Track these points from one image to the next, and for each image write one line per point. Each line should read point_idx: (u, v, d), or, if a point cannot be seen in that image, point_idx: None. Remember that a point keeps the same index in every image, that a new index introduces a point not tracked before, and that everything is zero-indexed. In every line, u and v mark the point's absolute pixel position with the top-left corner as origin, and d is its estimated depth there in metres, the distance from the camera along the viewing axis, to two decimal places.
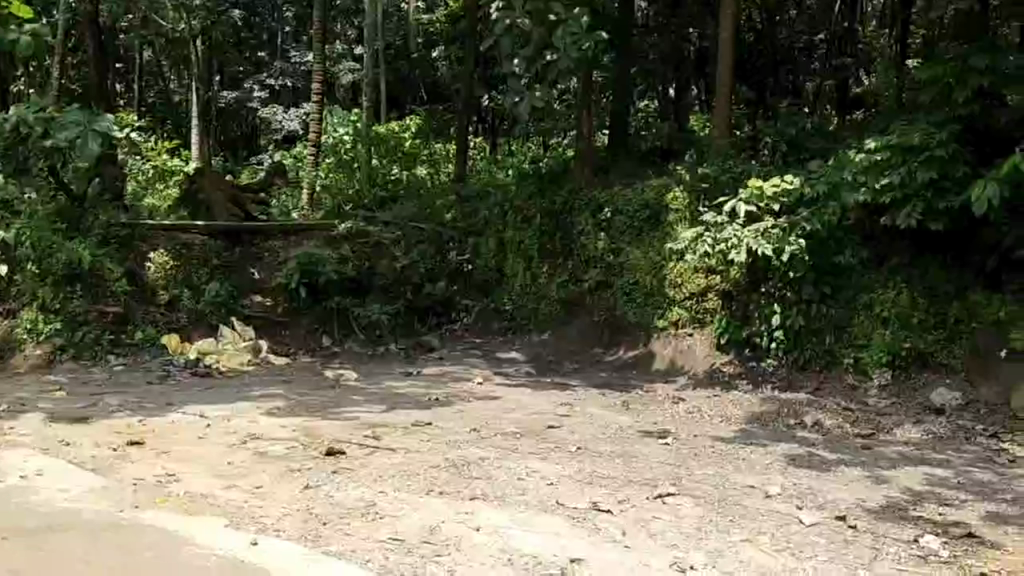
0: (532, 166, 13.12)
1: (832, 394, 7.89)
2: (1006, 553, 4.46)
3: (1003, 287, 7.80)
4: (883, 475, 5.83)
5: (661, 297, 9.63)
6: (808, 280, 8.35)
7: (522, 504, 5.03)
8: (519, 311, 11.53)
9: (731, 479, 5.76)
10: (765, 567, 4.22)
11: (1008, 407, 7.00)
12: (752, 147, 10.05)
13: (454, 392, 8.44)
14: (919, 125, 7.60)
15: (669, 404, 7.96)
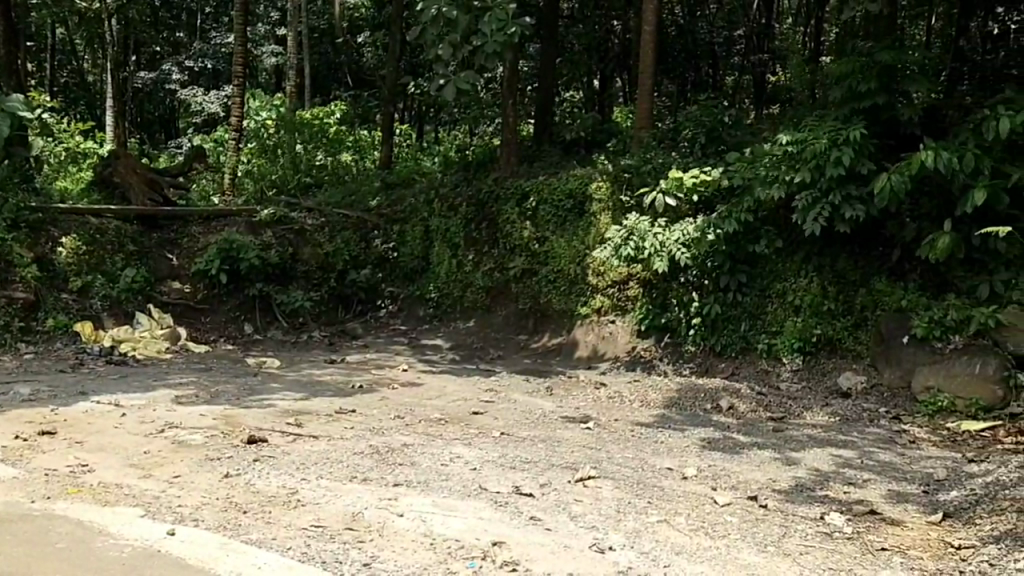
0: (459, 156, 13.10)
1: (746, 378, 8.20)
2: (905, 529, 4.71)
3: (906, 276, 8.02)
4: (792, 457, 6.07)
5: (584, 285, 9.86)
6: (724, 271, 8.66)
7: (446, 489, 5.08)
8: (444, 299, 11.52)
9: (648, 461, 5.94)
10: (679, 545, 4.38)
11: (909, 389, 7.26)
12: (673, 138, 10.26)
13: (378, 379, 8.45)
14: (830, 121, 7.88)
15: (590, 389, 8.12)
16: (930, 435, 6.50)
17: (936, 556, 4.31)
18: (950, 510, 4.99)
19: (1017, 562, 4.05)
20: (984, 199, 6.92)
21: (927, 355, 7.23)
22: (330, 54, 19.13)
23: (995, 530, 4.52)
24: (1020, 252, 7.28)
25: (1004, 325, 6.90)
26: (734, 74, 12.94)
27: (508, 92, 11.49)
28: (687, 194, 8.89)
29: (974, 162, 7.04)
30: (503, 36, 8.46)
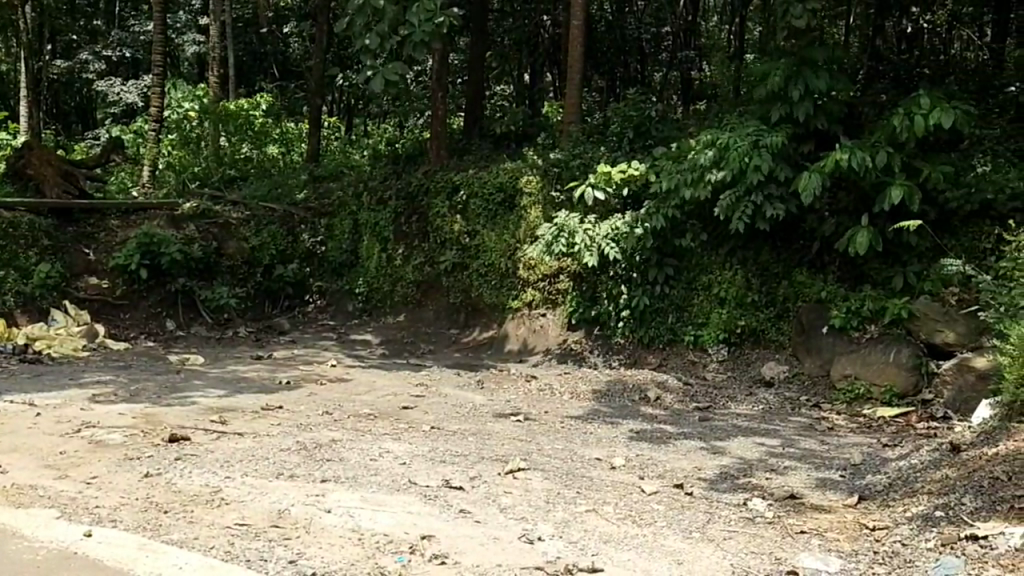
0: (388, 149, 13.01)
1: (673, 369, 8.36)
2: (824, 512, 4.87)
3: (825, 268, 8.22)
4: (718, 445, 6.21)
5: (515, 278, 9.92)
6: (652, 264, 8.80)
7: (375, 484, 5.04)
8: (373, 294, 11.41)
9: (577, 453, 5.99)
10: (608, 534, 4.44)
11: (828, 377, 7.49)
12: (602, 133, 10.35)
13: (305, 375, 8.33)
14: (752, 120, 8.07)
15: (521, 382, 8.17)
16: (847, 422, 6.72)
17: (851, 538, 4.45)
18: (866, 494, 5.16)
19: (927, 541, 4.21)
20: (899, 195, 7.16)
21: (845, 345, 7.47)
22: (256, 43, 18.50)
23: (907, 512, 4.69)
24: (931, 245, 7.56)
25: (915, 316, 7.10)
26: (662, 71, 13.12)
27: (437, 84, 11.39)
28: (615, 188, 9.01)
29: (888, 160, 7.29)
30: (432, 27, 8.46)
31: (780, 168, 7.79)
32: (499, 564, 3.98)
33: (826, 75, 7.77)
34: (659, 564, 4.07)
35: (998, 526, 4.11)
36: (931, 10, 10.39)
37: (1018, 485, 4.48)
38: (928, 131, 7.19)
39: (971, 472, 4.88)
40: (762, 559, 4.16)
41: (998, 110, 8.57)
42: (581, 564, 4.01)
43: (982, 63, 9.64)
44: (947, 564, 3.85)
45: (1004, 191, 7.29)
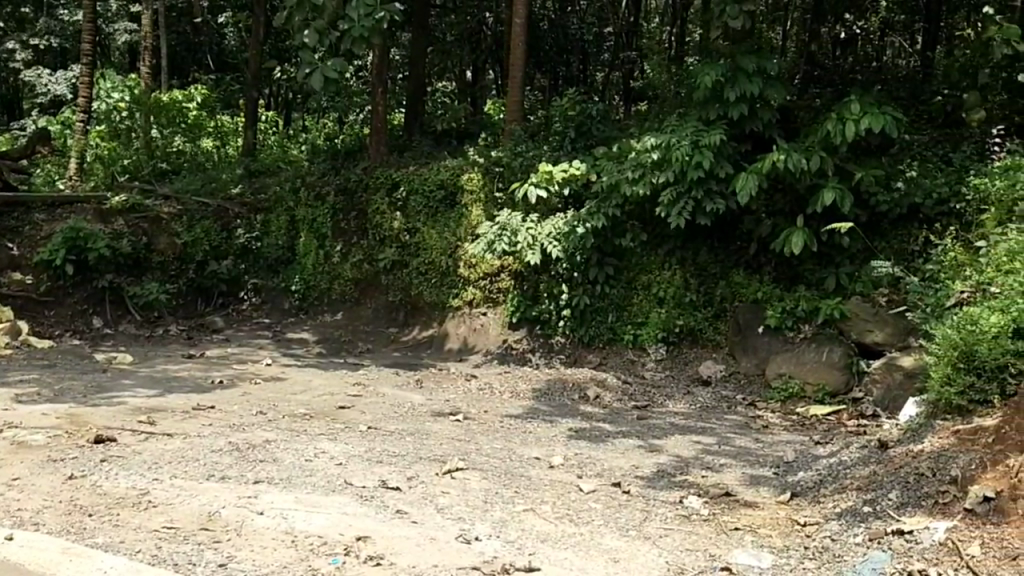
0: (327, 144, 12.85)
1: (613, 367, 8.41)
2: (757, 509, 4.93)
3: (760, 269, 8.33)
4: (655, 444, 6.25)
5: (455, 277, 9.88)
6: (592, 263, 8.87)
7: (309, 485, 4.95)
8: (311, 291, 11.22)
9: (516, 451, 5.98)
10: (545, 533, 4.43)
11: (762, 376, 7.62)
12: (544, 132, 10.37)
13: (239, 374, 8.15)
14: (691, 121, 8.14)
15: (461, 381, 8.12)
16: (781, 420, 6.83)
17: (783, 533, 4.52)
18: (798, 490, 5.25)
19: (855, 535, 4.30)
20: (832, 199, 7.31)
21: (779, 344, 7.61)
22: (190, 33, 18.02)
23: (838, 507, 4.79)
24: (862, 247, 7.74)
25: (847, 316, 7.27)
26: (604, 71, 13.18)
27: (377, 80, 11.24)
28: (557, 187, 9.03)
29: (822, 163, 7.43)
30: (371, 22, 8.34)
31: (719, 168, 7.88)
32: (436, 565, 3.94)
33: (763, 79, 7.90)
34: (596, 563, 4.06)
35: (923, 521, 4.22)
36: (865, 17, 10.70)
37: (941, 480, 4.60)
38: (859, 136, 7.35)
39: (898, 467, 5.00)
40: (697, 556, 4.20)
41: (926, 116, 8.83)
42: (518, 563, 4.00)
43: (911, 71, 9.92)
44: (874, 559, 3.94)
45: (930, 196, 7.50)
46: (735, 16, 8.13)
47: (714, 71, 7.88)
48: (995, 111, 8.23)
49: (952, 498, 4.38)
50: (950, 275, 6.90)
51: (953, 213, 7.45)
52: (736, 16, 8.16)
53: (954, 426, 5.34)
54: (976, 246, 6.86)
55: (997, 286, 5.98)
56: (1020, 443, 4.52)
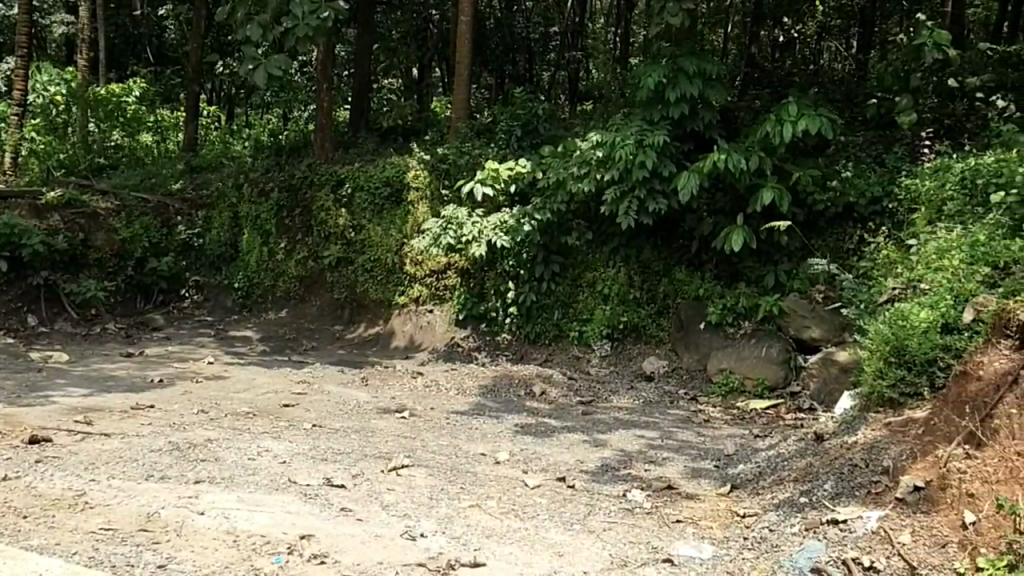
0: (271, 140, 12.71)
1: (559, 364, 8.48)
2: (697, 501, 5.03)
3: (703, 266, 8.48)
4: (600, 438, 6.33)
5: (401, 274, 9.84)
6: (539, 259, 8.96)
7: (252, 484, 4.90)
8: (254, 289, 11.10)
9: (462, 448, 6.00)
10: (490, 528, 4.47)
11: (704, 372, 7.75)
12: (490, 130, 10.39)
13: (180, 373, 8.00)
14: (635, 121, 8.24)
15: (407, 378, 8.10)
16: (722, 414, 6.97)
17: (723, 525, 4.63)
18: (737, 482, 5.37)
19: (792, 526, 4.42)
20: (771, 198, 7.49)
21: (720, 340, 7.76)
22: (129, 26, 17.55)
23: (775, 499, 4.91)
24: (800, 244, 7.93)
25: (786, 312, 7.42)
26: (550, 70, 13.24)
27: (322, 77, 11.12)
28: (503, 185, 9.07)
29: (761, 164, 7.60)
30: (315, 20, 8.24)
31: (662, 167, 7.99)
32: (381, 562, 3.94)
33: (703, 80, 8.03)
34: (542, 556, 4.12)
35: (856, 511, 4.37)
36: (802, 21, 10.89)
37: (874, 471, 4.76)
38: (797, 136, 7.53)
39: (833, 459, 5.15)
40: (640, 548, 4.28)
41: (861, 118, 9.10)
42: (464, 559, 4.02)
43: (847, 74, 10.22)
44: (810, 548, 4.06)
45: (864, 195, 7.73)
46: (675, 15, 8.24)
47: (656, 72, 7.99)
48: (925, 113, 8.52)
49: (884, 488, 4.53)
50: (883, 272, 7.12)
51: (886, 212, 7.68)
52: (676, 15, 8.27)
53: (886, 417, 5.51)
54: (907, 244, 7.09)
55: (926, 284, 6.19)
56: (948, 435, 4.69)
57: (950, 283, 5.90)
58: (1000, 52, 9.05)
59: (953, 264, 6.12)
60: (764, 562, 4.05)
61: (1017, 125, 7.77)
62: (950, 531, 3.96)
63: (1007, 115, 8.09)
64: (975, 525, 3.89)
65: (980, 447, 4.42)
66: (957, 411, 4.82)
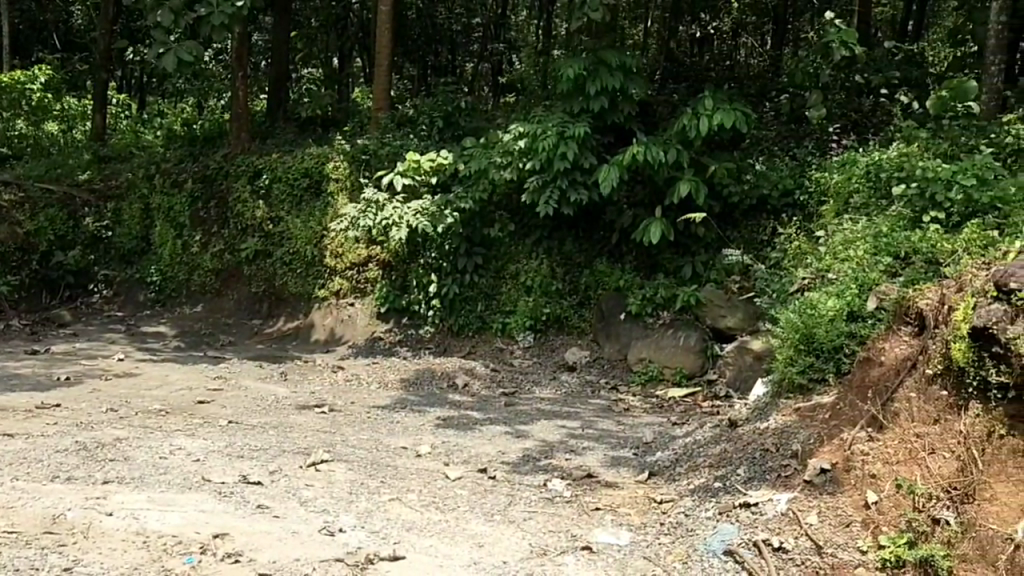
0: (186, 130, 12.36)
1: (482, 356, 8.48)
2: (617, 489, 5.11)
3: (623, 258, 8.61)
4: (522, 430, 6.36)
5: (321, 266, 9.71)
6: (461, 251, 9.01)
7: (164, 483, 4.77)
8: (167, 283, 10.76)
9: (383, 442, 5.96)
10: (409, 522, 4.45)
11: (624, 361, 7.86)
12: (412, 121, 10.31)
13: (88, 370, 7.72)
14: (557, 112, 8.29)
15: (327, 373, 8.00)
16: (642, 403, 7.09)
17: (641, 511, 4.72)
18: (655, 469, 5.47)
19: (707, 510, 4.53)
20: (688, 190, 7.64)
21: (640, 330, 7.85)
22: (34, 11, 16.65)
23: (690, 484, 5.02)
24: (716, 235, 8.10)
25: (702, 302, 7.58)
26: (473, 61, 13.22)
27: (238, 65, 10.82)
28: (424, 176, 9.03)
29: (678, 157, 7.74)
30: (231, 8, 8.04)
31: (583, 159, 8.07)
32: (297, 559, 3.89)
33: (623, 73, 8.12)
34: (461, 548, 4.12)
35: (766, 493, 4.50)
36: (718, 16, 11.03)
37: (784, 455, 4.92)
38: (712, 130, 7.69)
39: (745, 444, 5.31)
40: (559, 537, 4.32)
41: (773, 113, 9.36)
42: (383, 553, 4.00)
43: (761, 70, 10.48)
44: (723, 531, 4.19)
45: (777, 188, 7.96)
46: (595, 8, 8.30)
47: (577, 65, 8.05)
48: (834, 109, 8.80)
49: (793, 471, 4.69)
50: (794, 262, 7.36)
51: (798, 204, 7.91)
52: (597, 9, 8.33)
53: (796, 403, 5.68)
54: (816, 236, 7.33)
55: (834, 273, 6.42)
56: (852, 419, 4.88)
57: (855, 273, 6.13)
58: (903, 50, 9.41)
59: (858, 256, 6.36)
60: (680, 547, 4.15)
61: (918, 121, 8.10)
62: (854, 510, 4.12)
63: (910, 112, 8.41)
64: (877, 504, 4.07)
65: (882, 430, 4.61)
66: (860, 395, 5.02)
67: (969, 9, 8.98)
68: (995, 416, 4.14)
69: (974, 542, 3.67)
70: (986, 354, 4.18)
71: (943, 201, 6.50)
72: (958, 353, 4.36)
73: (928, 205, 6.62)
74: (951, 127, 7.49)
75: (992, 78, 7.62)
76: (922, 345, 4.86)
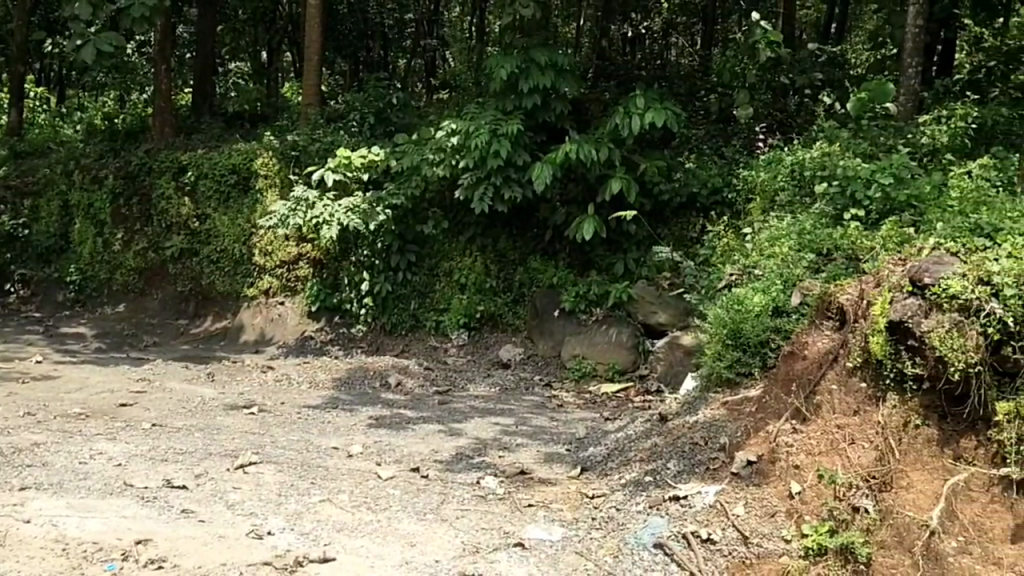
0: (107, 125, 12.00)
1: (415, 354, 8.44)
2: (550, 485, 5.14)
3: (557, 255, 8.66)
4: (455, 428, 6.34)
5: (250, 265, 9.54)
6: (394, 248, 8.90)
7: (83, 489, 4.62)
8: (88, 283, 10.47)
9: (313, 442, 5.88)
10: (340, 522, 4.39)
11: (558, 358, 7.91)
12: (343, 117, 10.18)
13: (4, 373, 7.43)
14: (489, 109, 8.27)
15: (257, 373, 7.85)
16: (575, 399, 7.14)
17: (573, 507, 4.75)
18: (588, 464, 5.52)
19: (637, 504, 4.58)
20: (620, 187, 7.72)
21: (573, 326, 7.95)
22: None
23: (622, 479, 5.08)
24: (647, 233, 8.20)
25: (634, 299, 7.67)
26: (406, 58, 13.12)
27: (161, 57, 10.50)
28: (356, 172, 8.90)
29: (610, 155, 7.80)
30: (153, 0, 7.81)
31: (516, 156, 8.07)
32: (224, 564, 3.80)
33: (554, 72, 8.15)
34: (392, 548, 4.09)
35: (695, 486, 4.58)
36: (649, 17, 11.31)
37: (712, 448, 5.00)
38: (644, 128, 7.78)
39: (675, 437, 5.38)
40: (491, 534, 4.32)
41: (702, 112, 9.52)
42: (312, 555, 3.94)
43: (691, 70, 10.64)
44: (653, 525, 4.25)
45: (706, 186, 8.10)
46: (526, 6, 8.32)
47: (509, 63, 8.05)
48: (760, 109, 8.99)
49: (720, 464, 4.79)
50: (723, 259, 7.49)
51: (726, 202, 8.07)
52: (527, 7, 8.35)
53: (725, 397, 5.79)
54: (743, 233, 7.48)
55: (760, 270, 6.56)
56: (777, 411, 5.01)
57: (780, 269, 6.29)
58: (826, 52, 9.66)
59: (783, 252, 6.50)
60: (611, 541, 4.19)
61: (839, 122, 8.32)
62: (778, 500, 4.23)
63: (832, 113, 8.63)
64: (800, 494, 4.17)
65: (805, 422, 4.74)
66: (784, 388, 5.15)
67: (888, 12, 9.25)
68: (911, 406, 4.29)
69: (892, 529, 3.80)
70: (902, 348, 4.32)
71: (862, 199, 6.71)
72: (876, 346, 4.42)
73: (848, 203, 6.82)
74: (871, 128, 7.73)
75: (908, 79, 7.79)
76: (843, 338, 4.97)
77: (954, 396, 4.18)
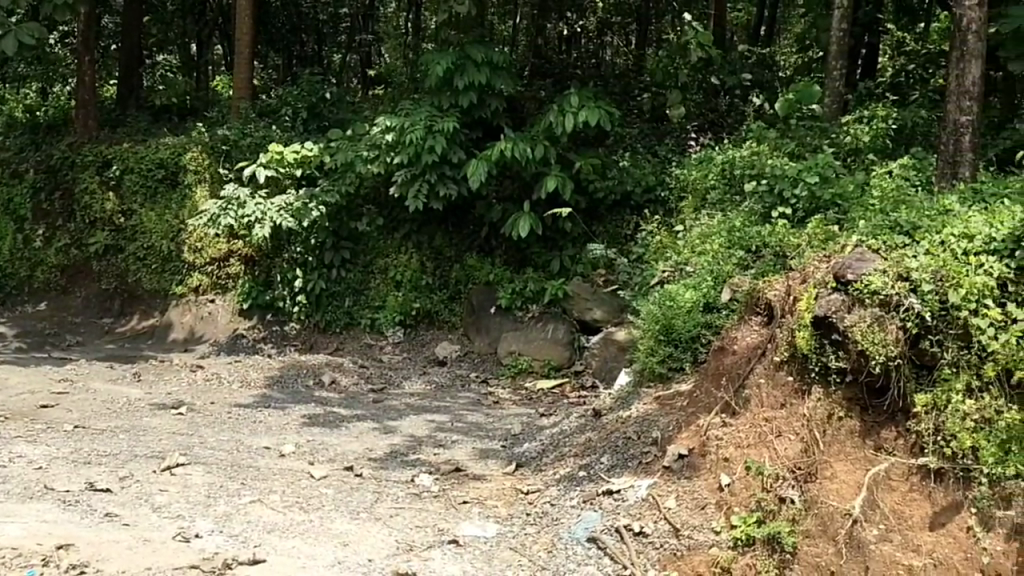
0: (27, 117, 11.57)
1: (350, 352, 8.36)
2: (485, 481, 5.14)
3: (493, 252, 8.66)
4: (389, 425, 6.30)
5: (179, 262, 9.31)
6: (328, 245, 8.77)
7: (1, 493, 4.45)
8: (5, 281, 10.13)
9: (243, 442, 5.77)
10: (271, 523, 4.32)
11: (494, 355, 7.92)
12: (275, 112, 10.01)
13: None
14: (425, 106, 8.22)
15: (186, 372, 7.67)
16: (510, 395, 7.16)
17: (508, 503, 4.75)
18: (523, 460, 5.53)
19: (572, 499, 4.61)
20: (555, 185, 7.75)
21: (510, 323, 7.97)
22: None
23: (556, 474, 5.11)
24: (582, 231, 8.26)
25: (569, 296, 7.72)
26: (341, 52, 12.95)
27: (83, 46, 10.17)
28: (288, 168, 8.75)
29: (545, 152, 7.83)
30: None
31: (452, 153, 8.05)
32: (149, 568, 3.70)
33: (490, 69, 8.15)
34: (324, 548, 4.04)
35: (628, 480, 4.63)
36: (584, 16, 11.19)
37: (644, 442, 5.04)
38: (578, 126, 7.82)
39: (609, 433, 5.41)
40: (425, 532, 4.31)
41: (636, 111, 9.63)
42: (242, 557, 3.87)
43: (625, 69, 10.75)
44: (587, 519, 4.29)
45: (640, 184, 8.19)
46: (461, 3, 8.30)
47: (444, 60, 8.02)
48: (693, 109, 9.14)
49: (652, 458, 4.83)
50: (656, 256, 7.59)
51: (659, 199, 8.18)
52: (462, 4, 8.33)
53: (658, 391, 5.86)
54: (675, 230, 7.58)
55: (692, 266, 6.68)
56: (708, 405, 5.06)
57: (711, 266, 6.40)
58: (756, 54, 9.86)
59: (714, 249, 6.63)
60: (545, 537, 4.21)
61: (768, 123, 8.51)
62: (708, 492, 4.29)
63: (762, 113, 8.82)
64: (729, 487, 4.25)
65: (735, 415, 4.79)
66: (715, 381, 5.21)
67: (815, 16, 9.49)
68: (835, 399, 4.34)
69: (816, 519, 3.91)
70: (827, 343, 4.37)
71: (790, 197, 6.88)
72: (802, 340, 4.44)
73: (776, 201, 6.98)
74: (798, 128, 7.92)
75: (833, 81, 8.00)
76: (771, 333, 5.07)
77: (875, 388, 4.28)
